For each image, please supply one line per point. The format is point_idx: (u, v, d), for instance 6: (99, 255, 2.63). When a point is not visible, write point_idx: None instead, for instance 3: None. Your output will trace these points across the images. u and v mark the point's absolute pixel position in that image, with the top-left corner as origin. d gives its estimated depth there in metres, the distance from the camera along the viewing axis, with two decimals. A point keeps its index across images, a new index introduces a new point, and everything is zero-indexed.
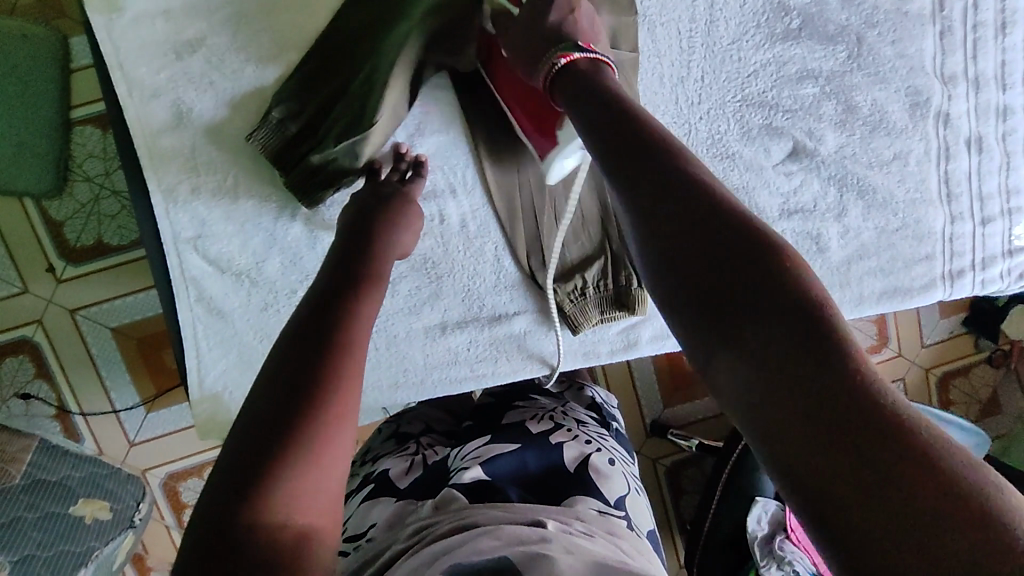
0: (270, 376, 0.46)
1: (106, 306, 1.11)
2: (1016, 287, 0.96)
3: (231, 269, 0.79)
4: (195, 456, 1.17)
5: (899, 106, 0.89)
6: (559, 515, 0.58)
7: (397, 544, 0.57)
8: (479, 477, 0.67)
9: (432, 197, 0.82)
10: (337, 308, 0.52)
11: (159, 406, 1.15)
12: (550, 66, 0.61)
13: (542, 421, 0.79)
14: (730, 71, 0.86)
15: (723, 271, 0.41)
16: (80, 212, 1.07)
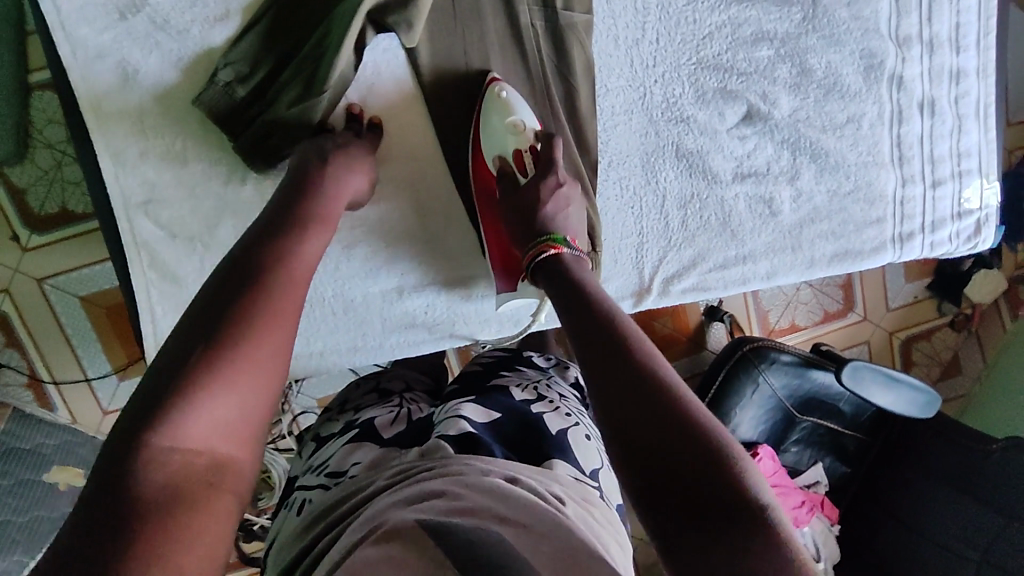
0: (205, 313, 0.48)
1: (74, 274, 1.10)
2: (963, 249, 0.99)
3: (183, 234, 0.79)
4: None
5: (853, 69, 0.89)
6: (535, 472, 0.57)
7: (375, 485, 0.56)
8: (466, 430, 0.62)
9: (385, 160, 0.81)
10: (255, 271, 0.53)
11: (130, 375, 1.16)
12: (536, 253, 0.68)
13: (525, 391, 0.75)
14: (684, 33, 0.86)
15: (662, 427, 0.44)
16: (43, 179, 1.06)
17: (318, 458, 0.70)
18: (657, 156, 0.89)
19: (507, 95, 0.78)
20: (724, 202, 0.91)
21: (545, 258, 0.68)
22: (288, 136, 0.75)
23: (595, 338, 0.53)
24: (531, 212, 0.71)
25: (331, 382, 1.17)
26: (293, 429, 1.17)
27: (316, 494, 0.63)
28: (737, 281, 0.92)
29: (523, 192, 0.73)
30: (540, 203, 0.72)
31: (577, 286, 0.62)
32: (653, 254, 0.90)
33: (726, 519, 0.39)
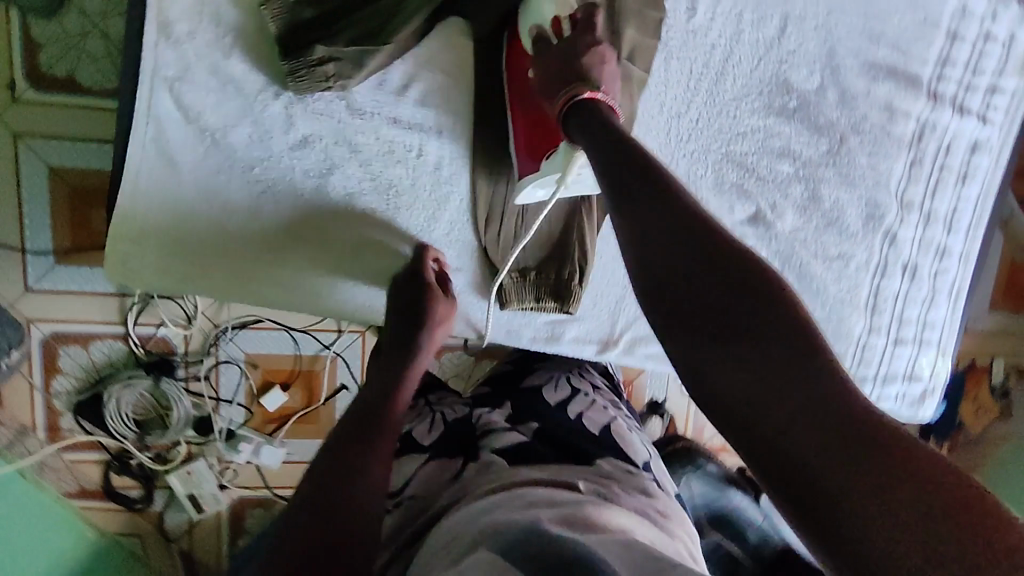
0: (342, 425, 0.60)
1: (54, 142, 1.05)
2: (904, 411, 1.04)
3: (196, 123, 0.76)
4: (88, 325, 1.15)
5: (857, 212, 0.96)
6: (588, 475, 0.69)
7: (442, 502, 0.65)
8: (519, 441, 0.74)
9: (416, 129, 0.82)
10: (379, 393, 0.66)
11: (70, 263, 1.12)
12: (569, 96, 0.63)
13: (558, 390, 0.86)
14: (722, 123, 0.91)
15: (740, 323, 0.44)
16: (63, 39, 1.00)
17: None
18: None
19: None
20: None
21: (578, 105, 0.63)
22: (336, 68, 0.74)
23: (639, 225, 0.51)
24: (570, 63, 0.66)
25: (265, 342, 1.24)
26: (212, 376, 1.22)
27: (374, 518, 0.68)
28: None
29: (566, 47, 0.67)
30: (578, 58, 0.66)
31: (609, 138, 0.58)
32: (630, 310, 0.93)
33: (814, 390, 0.39)
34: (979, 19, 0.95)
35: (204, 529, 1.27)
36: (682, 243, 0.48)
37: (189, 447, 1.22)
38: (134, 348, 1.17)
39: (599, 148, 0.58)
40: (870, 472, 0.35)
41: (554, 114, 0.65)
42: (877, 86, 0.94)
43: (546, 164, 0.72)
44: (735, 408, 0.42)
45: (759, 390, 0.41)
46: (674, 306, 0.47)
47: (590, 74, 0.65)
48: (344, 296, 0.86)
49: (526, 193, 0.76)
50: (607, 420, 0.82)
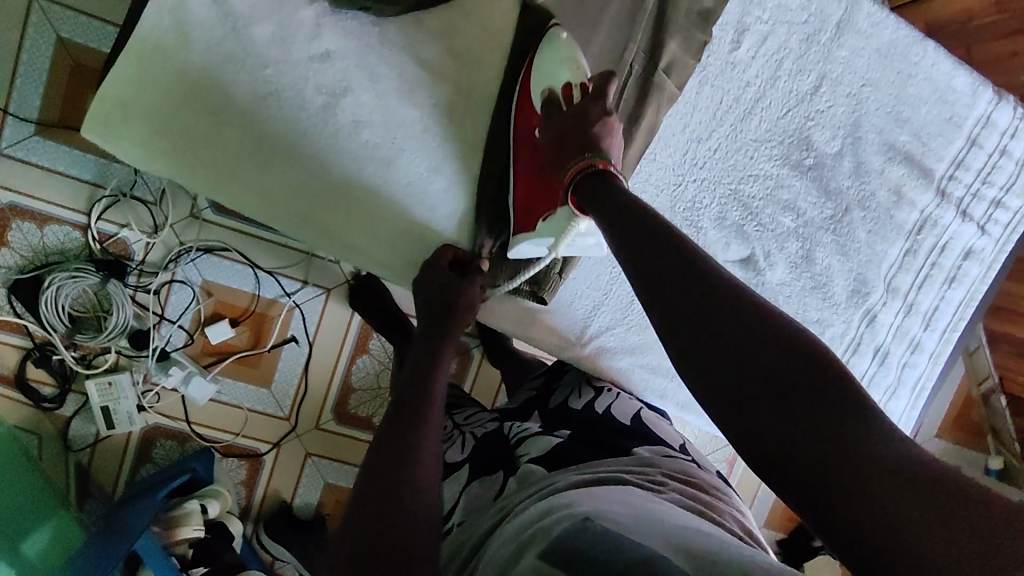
0: (385, 427, 0.64)
1: (76, 16, 1.05)
2: None
3: (224, 8, 0.74)
4: (49, 205, 1.10)
5: (844, 284, 0.96)
6: (629, 462, 0.69)
7: (485, 526, 0.60)
8: (546, 442, 0.74)
9: (439, 78, 0.81)
10: (410, 398, 0.67)
11: (52, 137, 1.08)
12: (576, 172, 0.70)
13: (584, 389, 0.89)
14: (738, 160, 0.92)
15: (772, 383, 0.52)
16: None
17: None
18: None
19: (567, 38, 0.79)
20: None
21: (590, 175, 0.70)
22: None
23: (660, 294, 0.60)
24: (585, 126, 0.72)
25: (225, 274, 1.20)
26: (161, 292, 1.17)
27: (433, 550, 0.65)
28: (653, 391, 0.94)
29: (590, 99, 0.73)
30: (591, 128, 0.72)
31: (626, 197, 0.67)
32: (604, 318, 0.91)
33: (844, 433, 0.48)
34: (999, 133, 0.97)
35: (109, 447, 1.19)
36: (718, 302, 0.57)
37: (118, 357, 1.16)
38: (90, 241, 1.12)
39: (612, 211, 0.67)
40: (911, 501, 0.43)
41: (564, 178, 0.72)
42: (892, 167, 0.95)
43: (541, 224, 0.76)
44: (776, 452, 0.50)
45: (795, 441, 0.49)
46: (702, 355, 0.56)
47: (600, 145, 0.72)
48: (347, 238, 0.82)
49: (522, 249, 0.79)
50: (631, 409, 0.85)
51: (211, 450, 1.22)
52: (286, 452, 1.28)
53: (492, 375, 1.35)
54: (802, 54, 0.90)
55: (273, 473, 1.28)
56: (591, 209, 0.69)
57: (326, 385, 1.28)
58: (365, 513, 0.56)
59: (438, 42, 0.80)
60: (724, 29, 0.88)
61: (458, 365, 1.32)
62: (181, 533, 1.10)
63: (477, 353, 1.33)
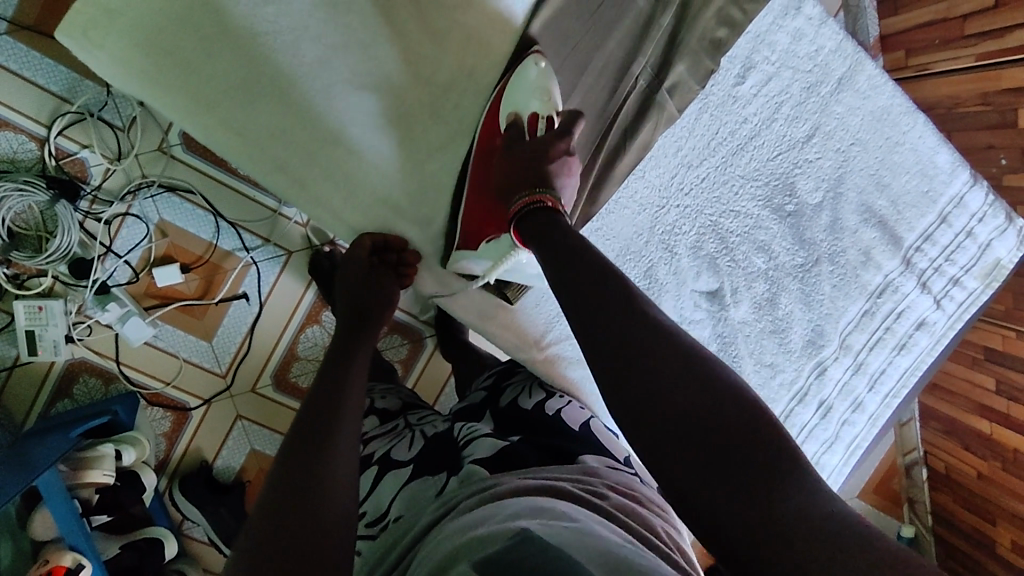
0: (300, 419, 0.60)
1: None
2: None
3: None
4: (7, 110, 1.03)
5: (801, 334, 0.98)
6: (574, 470, 0.62)
7: (423, 521, 0.58)
8: (497, 443, 0.67)
9: (444, 55, 0.79)
10: (331, 379, 0.67)
11: (22, 40, 1.02)
12: (525, 201, 0.69)
13: (536, 392, 0.82)
14: (722, 193, 0.93)
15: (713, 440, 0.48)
16: None
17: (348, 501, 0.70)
18: (631, 257, 0.91)
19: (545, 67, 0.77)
20: None
21: (533, 210, 0.68)
22: None
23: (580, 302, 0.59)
24: (538, 159, 0.71)
25: (184, 217, 1.14)
26: (112, 224, 1.11)
27: (364, 546, 0.64)
28: (603, 408, 0.94)
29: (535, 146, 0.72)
30: (548, 160, 0.71)
31: (564, 232, 0.66)
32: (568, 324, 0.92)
33: (774, 497, 0.44)
34: (969, 215, 1.01)
35: (27, 375, 1.12)
36: (630, 317, 0.56)
37: (54, 283, 1.09)
38: (46, 156, 1.05)
39: (550, 246, 0.65)
40: (835, 559, 0.39)
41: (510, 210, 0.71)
42: (865, 229, 0.97)
43: (483, 246, 0.79)
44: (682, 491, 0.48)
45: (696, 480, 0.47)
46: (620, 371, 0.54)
47: (553, 180, 0.71)
48: (323, 201, 0.80)
49: (462, 264, 0.83)
50: (585, 416, 0.78)
51: (136, 396, 1.16)
52: (216, 410, 1.23)
53: (442, 367, 1.32)
54: (801, 102, 0.92)
55: (198, 428, 1.23)
56: (538, 244, 0.66)
57: (270, 348, 1.24)
58: (278, 495, 0.51)
59: (451, 16, 0.78)
60: (732, 61, 0.89)
61: (409, 353, 1.29)
62: (90, 475, 1.03)
63: (431, 343, 1.30)
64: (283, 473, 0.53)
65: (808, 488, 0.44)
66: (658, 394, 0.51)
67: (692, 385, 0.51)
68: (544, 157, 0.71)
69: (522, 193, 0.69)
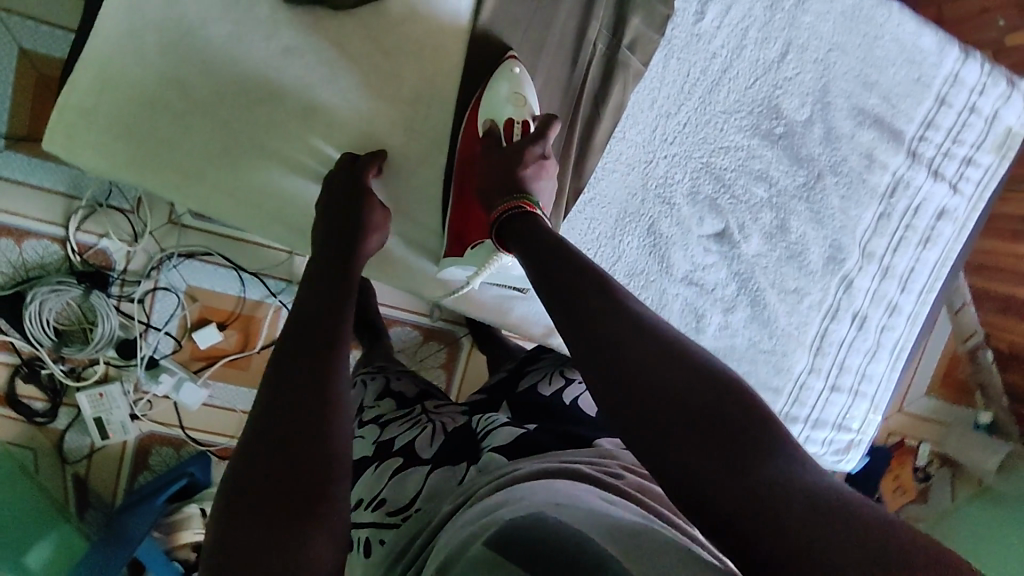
0: (279, 372, 0.52)
1: (25, 22, 1.01)
2: (828, 457, 1.06)
3: (182, 7, 0.72)
4: (26, 219, 1.09)
5: (820, 251, 0.97)
6: (590, 454, 0.59)
7: (444, 509, 0.56)
8: (519, 433, 0.66)
9: (403, 68, 0.80)
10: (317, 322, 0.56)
11: (20, 150, 1.07)
12: (512, 206, 0.71)
13: (553, 381, 0.84)
14: (707, 133, 0.92)
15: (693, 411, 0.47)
16: None
17: (365, 493, 0.67)
18: (631, 219, 0.92)
19: (519, 72, 0.79)
20: (664, 293, 0.94)
21: (513, 215, 0.70)
22: None
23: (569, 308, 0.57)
24: (514, 170, 0.73)
25: (209, 278, 1.19)
26: (146, 301, 1.16)
27: (386, 533, 0.60)
28: None
29: (511, 158, 0.74)
30: (523, 165, 0.73)
31: (546, 234, 0.67)
32: None
33: (753, 466, 0.43)
34: (968, 91, 0.97)
35: (105, 457, 1.19)
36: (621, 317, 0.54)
37: (107, 368, 1.16)
38: (70, 255, 1.11)
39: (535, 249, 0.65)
40: (822, 525, 0.39)
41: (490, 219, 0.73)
42: (862, 132, 0.95)
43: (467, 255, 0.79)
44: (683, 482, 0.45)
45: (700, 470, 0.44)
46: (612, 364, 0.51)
47: (528, 185, 0.72)
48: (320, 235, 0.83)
49: (449, 270, 0.84)
50: (596, 406, 0.81)
51: (206, 454, 1.22)
52: None
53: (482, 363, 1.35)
54: (767, 22, 0.90)
55: None
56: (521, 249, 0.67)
57: None
58: (237, 544, 0.44)
59: (399, 32, 0.79)
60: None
61: (448, 356, 1.32)
62: (185, 536, 1.14)
63: (466, 342, 1.33)
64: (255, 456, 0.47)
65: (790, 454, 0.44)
66: (639, 379, 0.50)
67: (685, 373, 0.49)
68: (520, 163, 0.73)
69: (504, 198, 0.71)
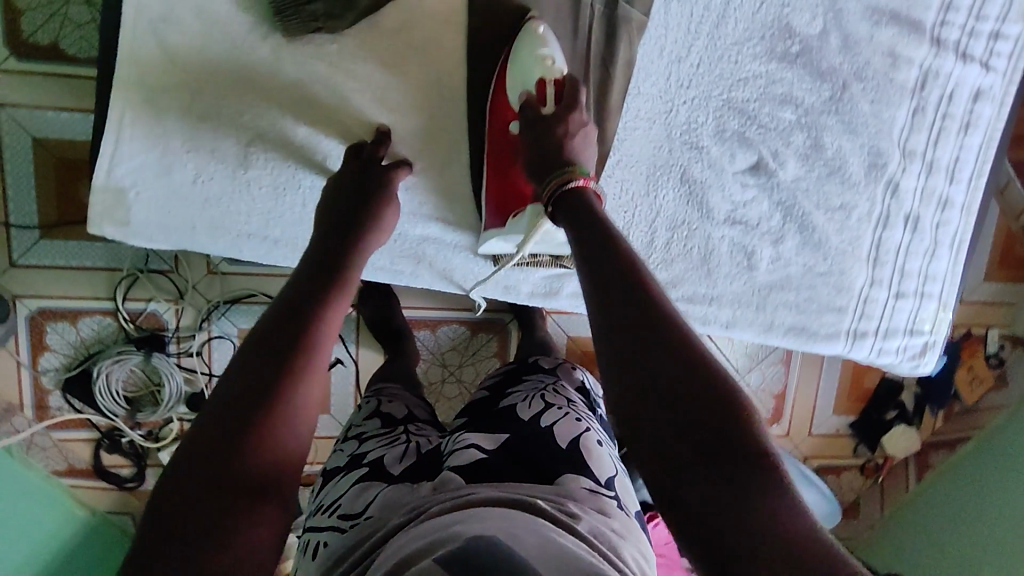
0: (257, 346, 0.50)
1: (34, 111, 1.04)
2: (905, 365, 1.04)
3: (186, 66, 0.75)
4: (77, 300, 1.13)
5: (859, 161, 0.95)
6: (546, 491, 0.55)
7: (392, 523, 0.53)
8: (477, 453, 0.59)
9: (408, 75, 0.81)
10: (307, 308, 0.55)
11: (56, 235, 1.10)
12: (558, 183, 0.63)
13: (531, 401, 0.70)
14: (723, 68, 0.89)
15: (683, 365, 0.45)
16: (48, 9, 1.00)
17: (327, 499, 0.63)
18: (662, 172, 0.91)
19: (543, 31, 0.77)
20: (709, 239, 0.94)
21: (566, 195, 0.62)
22: (324, 8, 0.73)
23: (597, 291, 0.50)
24: (553, 144, 0.67)
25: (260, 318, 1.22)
26: (205, 352, 1.20)
27: (332, 538, 0.56)
28: (698, 318, 0.95)
29: (549, 124, 0.68)
30: (564, 135, 0.67)
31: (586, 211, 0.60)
32: None
33: (746, 489, 0.40)
34: None
35: None
36: (635, 301, 0.48)
37: (182, 424, 1.19)
38: (123, 323, 1.15)
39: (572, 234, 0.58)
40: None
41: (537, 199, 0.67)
42: (880, 31, 0.91)
43: (510, 224, 0.77)
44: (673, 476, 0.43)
45: (688, 474, 0.42)
46: (626, 348, 0.47)
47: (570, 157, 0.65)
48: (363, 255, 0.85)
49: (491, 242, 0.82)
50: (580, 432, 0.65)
51: None
52: None
53: None
54: None
55: None
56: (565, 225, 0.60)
57: None
58: (174, 502, 0.42)
59: (396, 41, 0.79)
60: None
61: (499, 344, 1.34)
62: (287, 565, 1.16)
63: (513, 326, 1.34)
64: (216, 420, 0.45)
65: (787, 493, 0.41)
66: (650, 369, 0.45)
67: (703, 378, 0.44)
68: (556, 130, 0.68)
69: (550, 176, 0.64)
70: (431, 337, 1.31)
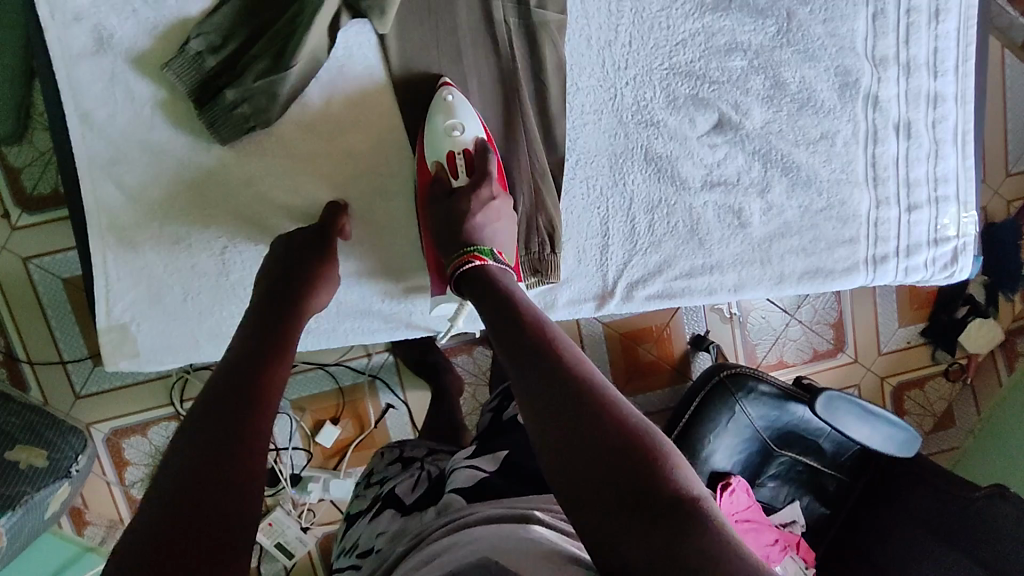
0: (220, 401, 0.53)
1: (53, 257, 1.11)
2: (938, 276, 0.98)
3: (144, 198, 0.79)
4: (139, 414, 1.20)
5: (828, 85, 0.90)
6: (542, 503, 0.59)
7: (400, 551, 0.59)
8: (476, 476, 0.67)
9: (352, 141, 0.83)
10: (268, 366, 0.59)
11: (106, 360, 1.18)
12: (460, 263, 0.74)
13: None
14: (657, 38, 0.87)
15: (569, 386, 0.52)
16: (39, 160, 1.07)
17: (350, 540, 0.73)
18: (625, 158, 0.89)
19: (454, 98, 0.79)
20: (692, 209, 0.91)
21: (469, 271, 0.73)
22: (250, 108, 0.76)
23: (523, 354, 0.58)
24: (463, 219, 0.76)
25: (303, 387, 1.27)
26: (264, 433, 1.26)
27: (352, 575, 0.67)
28: (702, 290, 0.93)
29: (454, 201, 0.78)
30: (470, 216, 0.76)
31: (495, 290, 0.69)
32: (617, 257, 0.91)
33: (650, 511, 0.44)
34: None
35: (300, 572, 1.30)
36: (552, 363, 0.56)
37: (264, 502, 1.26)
38: None
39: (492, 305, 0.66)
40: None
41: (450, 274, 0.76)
42: None
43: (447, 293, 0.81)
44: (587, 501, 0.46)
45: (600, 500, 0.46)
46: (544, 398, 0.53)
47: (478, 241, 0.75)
48: (359, 320, 0.87)
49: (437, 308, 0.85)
50: None
51: None
52: None
53: None
54: None
55: None
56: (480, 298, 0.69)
57: None
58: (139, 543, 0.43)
59: (331, 113, 0.81)
60: None
61: None
62: None
63: None
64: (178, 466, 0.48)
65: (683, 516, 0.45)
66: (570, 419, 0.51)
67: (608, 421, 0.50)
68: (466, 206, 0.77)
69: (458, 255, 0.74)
70: (470, 360, 1.33)
